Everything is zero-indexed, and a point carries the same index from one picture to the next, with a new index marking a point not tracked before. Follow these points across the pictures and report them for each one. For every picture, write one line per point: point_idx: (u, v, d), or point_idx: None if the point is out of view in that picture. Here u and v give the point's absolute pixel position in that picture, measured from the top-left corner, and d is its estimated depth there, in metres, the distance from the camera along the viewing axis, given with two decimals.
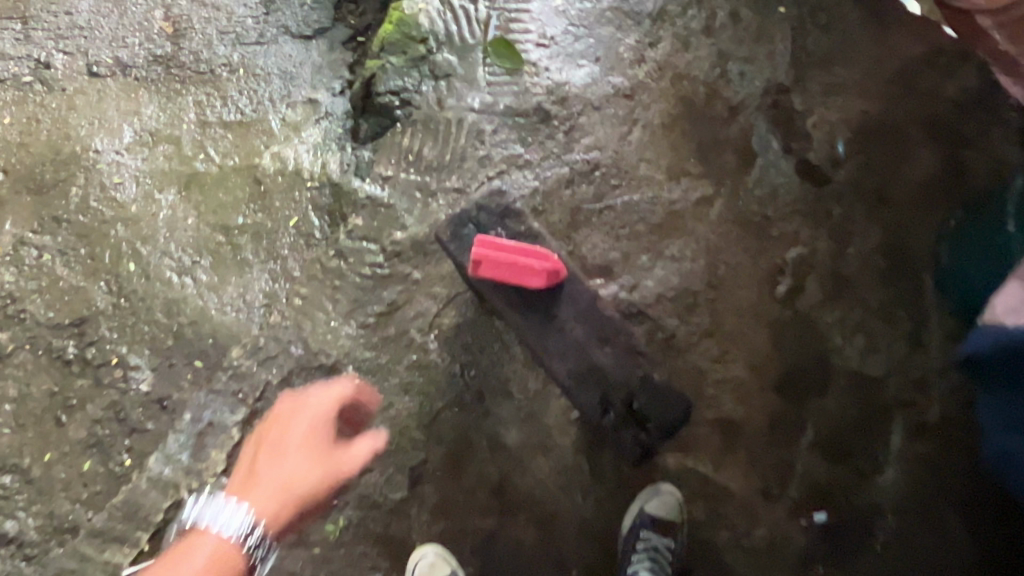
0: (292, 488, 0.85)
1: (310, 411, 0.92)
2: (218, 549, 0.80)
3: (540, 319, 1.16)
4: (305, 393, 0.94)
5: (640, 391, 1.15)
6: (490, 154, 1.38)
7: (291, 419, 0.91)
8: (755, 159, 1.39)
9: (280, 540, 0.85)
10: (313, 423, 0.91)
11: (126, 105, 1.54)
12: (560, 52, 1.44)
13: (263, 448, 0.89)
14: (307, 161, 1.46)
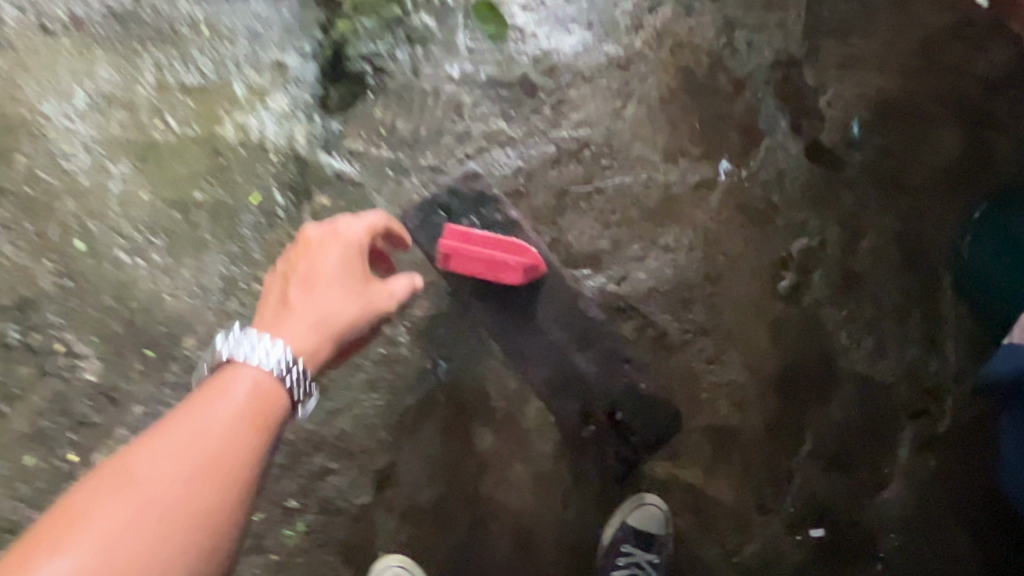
0: (331, 313, 0.86)
1: (333, 246, 0.94)
2: (257, 389, 0.63)
3: (519, 326, 1.17)
4: (325, 230, 0.96)
5: (624, 401, 1.18)
6: (468, 129, 1.27)
7: (317, 255, 0.92)
8: (760, 139, 1.26)
9: (320, 366, 0.81)
10: (335, 260, 0.93)
11: (78, 64, 1.28)
12: (548, 16, 1.30)
13: (296, 279, 0.89)
14: (273, 133, 1.34)
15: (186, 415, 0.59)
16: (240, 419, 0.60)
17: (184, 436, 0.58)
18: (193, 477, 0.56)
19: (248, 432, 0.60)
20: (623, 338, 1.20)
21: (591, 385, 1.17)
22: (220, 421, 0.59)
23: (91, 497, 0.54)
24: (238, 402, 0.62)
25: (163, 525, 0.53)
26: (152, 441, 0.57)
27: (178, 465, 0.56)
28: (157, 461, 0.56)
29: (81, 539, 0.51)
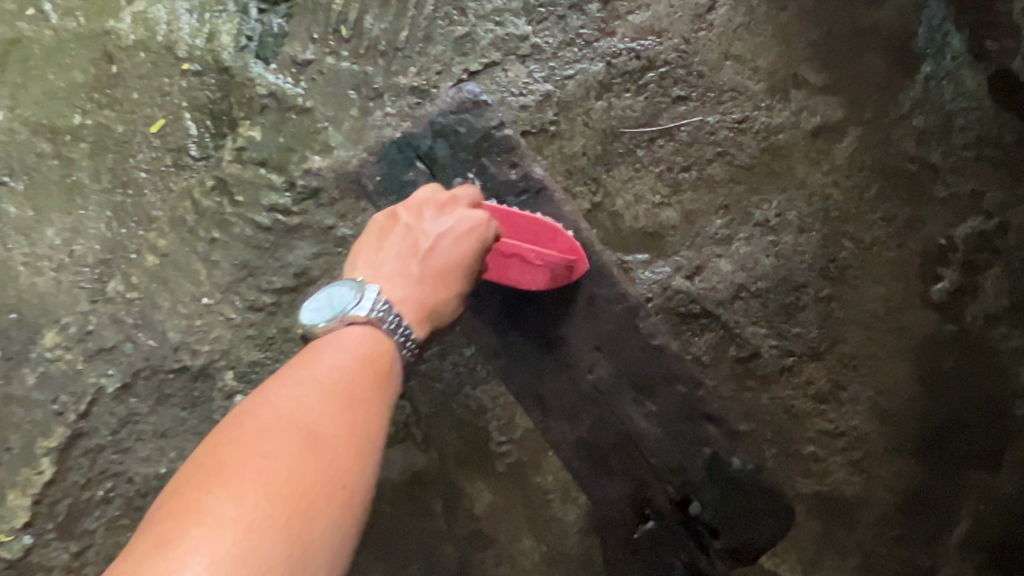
0: (444, 314, 0.63)
1: (483, 231, 0.66)
2: (384, 353, 0.55)
3: (543, 359, 0.76)
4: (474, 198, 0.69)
5: (703, 486, 0.75)
6: (475, 32, 0.85)
7: (461, 230, 0.65)
8: (918, 66, 0.83)
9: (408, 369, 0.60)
10: (477, 253, 0.66)
11: None
12: None
13: (423, 249, 0.63)
14: (187, 30, 0.89)
15: (315, 367, 0.50)
16: (369, 376, 0.52)
17: (321, 395, 0.49)
18: (344, 436, 0.47)
19: (377, 399, 0.51)
20: (692, 360, 0.80)
21: (647, 455, 0.75)
22: (356, 382, 0.51)
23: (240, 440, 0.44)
24: (362, 360, 0.53)
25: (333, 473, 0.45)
26: (287, 384, 0.49)
27: (327, 420, 0.47)
28: (306, 414, 0.47)
29: (244, 473, 0.42)
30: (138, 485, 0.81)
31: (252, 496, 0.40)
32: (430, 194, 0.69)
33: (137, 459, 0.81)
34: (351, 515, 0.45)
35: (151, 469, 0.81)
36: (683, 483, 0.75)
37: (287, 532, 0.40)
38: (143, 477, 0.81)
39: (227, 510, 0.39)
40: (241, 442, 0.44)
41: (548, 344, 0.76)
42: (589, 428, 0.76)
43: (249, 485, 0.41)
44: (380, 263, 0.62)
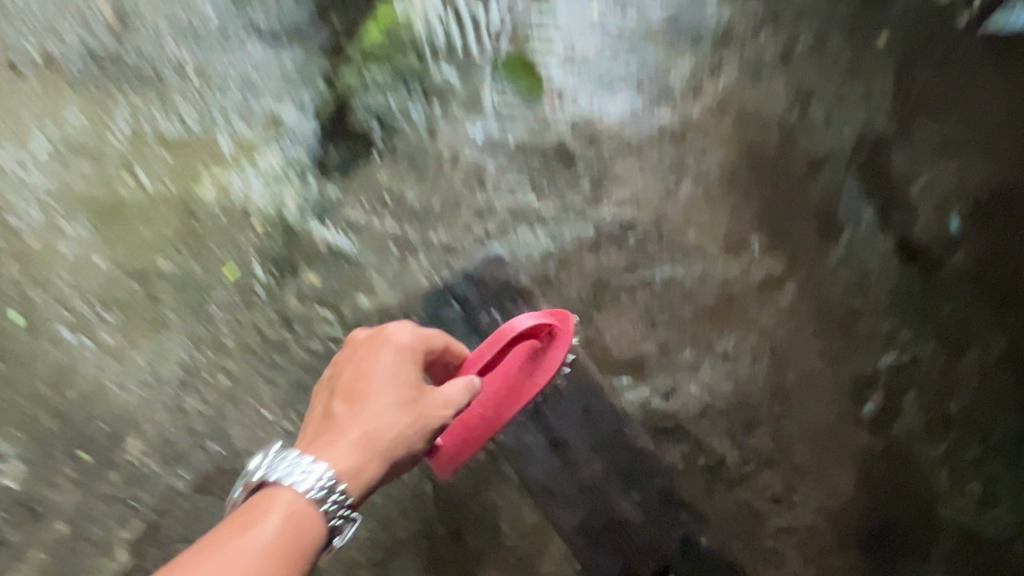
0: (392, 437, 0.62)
1: (407, 340, 0.68)
2: (303, 508, 0.54)
3: (545, 451, 0.93)
4: (391, 327, 0.69)
5: (677, 560, 0.92)
6: (492, 201, 1.07)
7: (383, 356, 0.66)
8: (841, 231, 1.05)
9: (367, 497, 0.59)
10: (399, 359, 0.67)
11: (41, 105, 1.11)
12: (590, 75, 1.13)
13: (344, 391, 0.64)
14: (258, 197, 1.11)
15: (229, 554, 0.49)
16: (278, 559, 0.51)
17: None
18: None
19: None
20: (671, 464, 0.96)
21: (633, 534, 0.91)
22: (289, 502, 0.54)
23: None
24: (291, 535, 0.52)
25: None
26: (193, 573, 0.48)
27: None
28: None
29: None
30: None
31: None
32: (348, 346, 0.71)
33: None
34: None
35: None
36: (662, 558, 0.91)
37: None
38: None
39: None
40: None
41: (554, 445, 0.93)
42: (584, 515, 0.92)
43: None
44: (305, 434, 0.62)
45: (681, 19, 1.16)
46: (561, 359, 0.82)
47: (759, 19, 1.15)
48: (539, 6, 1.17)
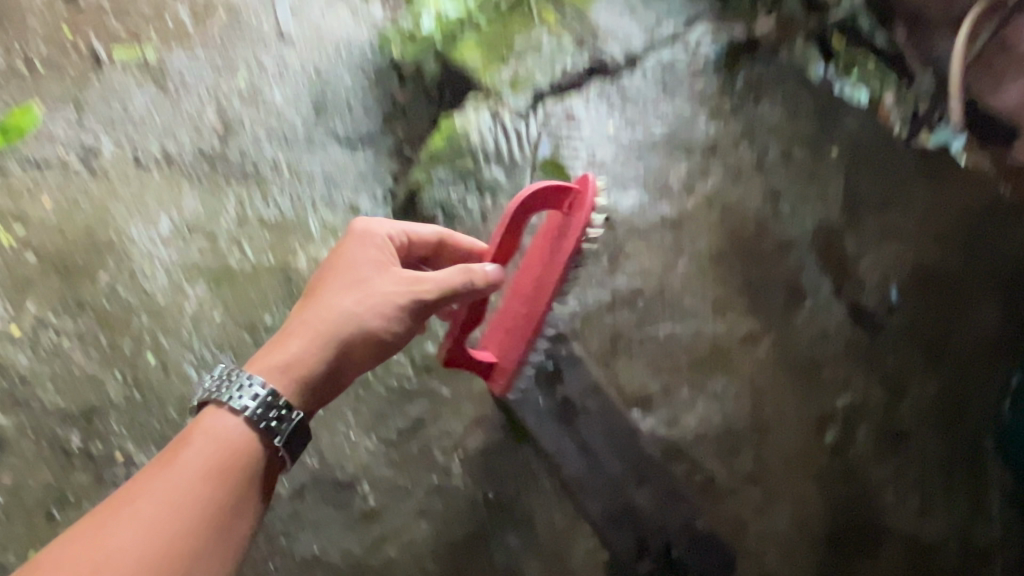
0: (343, 313, 0.95)
1: (372, 232, 1.04)
2: (239, 419, 0.89)
3: (577, 452, 1.22)
4: (363, 223, 1.05)
5: (681, 540, 1.21)
6: None
7: (350, 249, 1.02)
8: (804, 300, 1.34)
9: (326, 362, 0.94)
10: (360, 250, 1.01)
11: (167, 195, 1.56)
12: (609, 176, 1.42)
13: (320, 286, 0.99)
14: None
15: (184, 455, 0.86)
16: (215, 455, 0.86)
17: (177, 481, 0.84)
18: (207, 516, 0.84)
19: (218, 462, 0.86)
20: (684, 473, 1.23)
21: (645, 519, 1.21)
22: (269, 367, 0.92)
23: (110, 557, 0.77)
24: (217, 441, 0.87)
25: (201, 559, 0.82)
26: (160, 469, 0.85)
27: (181, 487, 0.83)
28: (168, 486, 0.83)
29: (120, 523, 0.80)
30: (298, 560, 1.18)
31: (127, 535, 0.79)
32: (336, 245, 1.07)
33: (299, 542, 1.19)
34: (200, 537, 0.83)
35: (308, 550, 1.19)
36: (669, 537, 1.21)
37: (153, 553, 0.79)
38: (303, 554, 1.19)
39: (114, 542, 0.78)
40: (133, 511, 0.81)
41: (585, 451, 1.22)
42: (610, 503, 1.21)
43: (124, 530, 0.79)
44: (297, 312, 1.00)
45: (679, 132, 1.46)
46: (582, 220, 1.09)
47: (738, 135, 1.46)
48: (568, 120, 1.47)
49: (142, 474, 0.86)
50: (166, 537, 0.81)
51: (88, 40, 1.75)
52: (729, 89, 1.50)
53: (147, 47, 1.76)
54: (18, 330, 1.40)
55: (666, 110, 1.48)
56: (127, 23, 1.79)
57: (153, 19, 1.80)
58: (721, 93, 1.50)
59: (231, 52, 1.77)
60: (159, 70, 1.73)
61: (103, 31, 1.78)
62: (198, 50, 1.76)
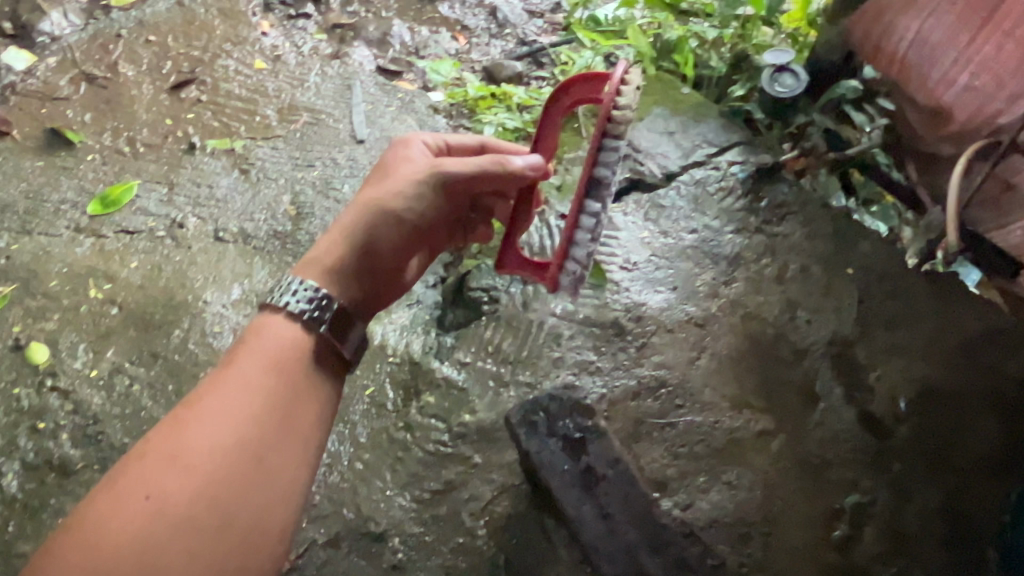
0: (370, 198, 1.13)
1: (410, 138, 1.26)
2: (284, 315, 1.05)
3: None
4: (403, 136, 1.27)
5: None
6: (564, 355, 1.46)
7: (386, 156, 1.23)
8: (817, 402, 1.43)
9: (357, 234, 1.10)
10: (393, 154, 1.23)
11: (240, 268, 1.74)
12: (641, 276, 1.56)
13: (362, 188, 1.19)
14: (393, 339, 1.54)
15: (249, 355, 1.01)
16: (274, 355, 1.02)
17: (247, 373, 0.99)
18: (270, 401, 0.98)
19: (279, 360, 1.02)
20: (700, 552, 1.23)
21: None
22: (304, 263, 1.10)
23: (190, 441, 0.92)
24: (277, 339, 1.03)
25: (269, 438, 0.96)
26: (231, 366, 1.00)
27: (251, 381, 0.98)
28: (240, 381, 0.98)
29: (203, 414, 0.94)
30: None
31: (210, 425, 0.93)
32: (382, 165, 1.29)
33: None
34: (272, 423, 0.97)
35: None
36: None
37: (236, 440, 0.94)
38: None
39: (199, 432, 0.93)
40: (213, 406, 0.95)
41: None
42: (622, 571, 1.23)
43: (206, 421, 0.94)
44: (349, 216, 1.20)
45: (708, 241, 1.61)
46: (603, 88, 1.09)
47: (761, 249, 1.60)
48: (606, 226, 1.62)
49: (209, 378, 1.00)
50: (237, 421, 0.95)
51: (188, 131, 2.04)
52: (754, 208, 1.67)
53: (238, 142, 2.03)
54: (95, 372, 1.56)
55: (697, 222, 1.64)
56: (224, 120, 2.08)
57: (246, 121, 2.09)
58: (747, 211, 1.66)
59: (309, 149, 2.02)
60: (248, 161, 1.98)
61: (204, 128, 2.06)
62: (282, 148, 2.02)
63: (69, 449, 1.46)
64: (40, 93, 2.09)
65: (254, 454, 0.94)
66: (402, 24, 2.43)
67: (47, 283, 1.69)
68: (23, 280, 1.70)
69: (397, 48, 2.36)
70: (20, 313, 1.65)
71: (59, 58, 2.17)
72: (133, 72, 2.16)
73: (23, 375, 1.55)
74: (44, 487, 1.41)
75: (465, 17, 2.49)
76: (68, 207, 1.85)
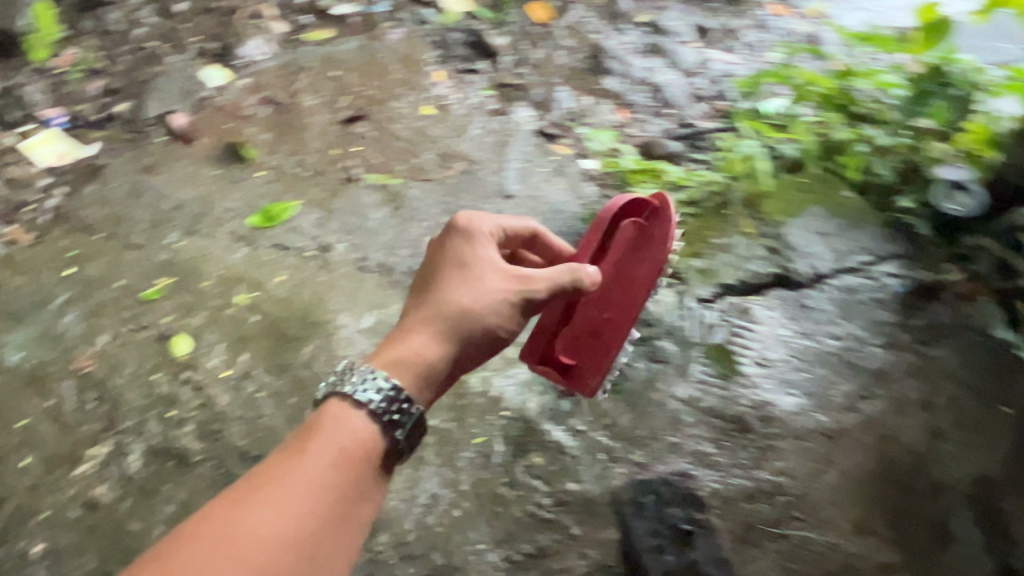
0: (464, 306, 1.12)
1: (474, 225, 1.21)
2: (362, 412, 1.03)
3: None
4: (465, 220, 1.22)
5: None
6: (682, 442, 1.41)
7: (455, 247, 1.19)
8: (949, 543, 1.31)
9: (448, 346, 1.10)
10: (464, 245, 1.19)
11: (377, 299, 1.79)
12: (774, 375, 1.48)
13: (433, 281, 1.16)
14: (511, 393, 1.54)
15: (325, 443, 1.00)
16: (349, 449, 1.01)
17: (319, 465, 0.98)
18: (333, 502, 0.97)
19: (352, 456, 1.01)
20: None
21: None
22: (388, 363, 1.08)
23: (253, 531, 0.90)
24: (351, 432, 1.02)
25: (325, 538, 0.95)
26: (304, 453, 0.99)
27: (321, 473, 0.98)
28: (310, 472, 0.97)
29: (271, 499, 0.93)
30: None
31: (274, 514, 0.92)
32: (433, 242, 1.24)
33: None
34: (331, 523, 0.96)
35: None
36: None
37: (298, 534, 0.92)
38: None
39: (263, 518, 0.91)
40: (282, 492, 0.94)
41: None
42: None
43: (272, 509, 0.92)
44: (412, 305, 1.17)
45: (851, 350, 1.53)
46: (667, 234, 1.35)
47: (908, 369, 1.51)
48: (746, 316, 1.56)
49: (273, 462, 0.98)
50: (297, 515, 0.93)
51: (352, 163, 2.15)
52: (907, 325, 1.58)
53: (394, 179, 2.12)
54: (228, 372, 1.63)
55: (843, 329, 1.56)
56: (386, 158, 2.18)
57: (406, 161, 2.18)
58: (898, 326, 1.57)
59: (459, 197, 2.09)
60: (400, 199, 2.06)
61: (366, 162, 2.16)
62: (435, 191, 2.10)
63: (192, 441, 1.52)
64: (228, 108, 2.25)
65: (309, 552, 0.93)
66: (567, 91, 2.49)
67: (202, 283, 1.80)
68: (182, 276, 1.82)
69: (559, 112, 2.41)
70: (172, 305, 1.76)
71: (251, 80, 2.34)
72: (313, 101, 2.31)
73: (164, 363, 1.65)
74: (162, 472, 1.48)
75: (629, 92, 2.52)
76: (233, 215, 1.97)
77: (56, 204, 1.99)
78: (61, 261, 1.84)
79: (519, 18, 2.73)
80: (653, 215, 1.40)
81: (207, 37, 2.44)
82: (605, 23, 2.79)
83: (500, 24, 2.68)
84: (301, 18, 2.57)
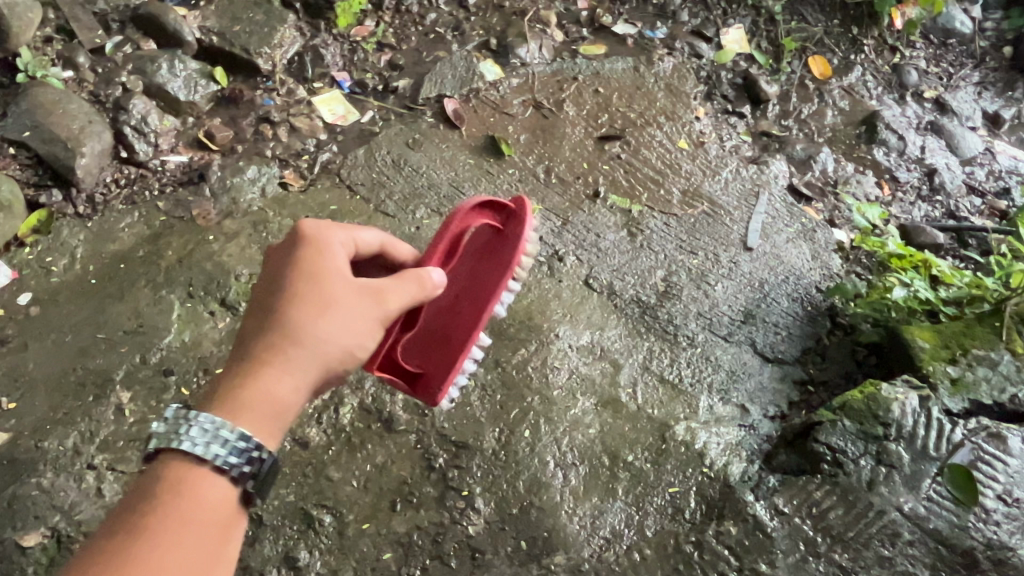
0: (316, 333, 0.96)
1: (319, 235, 1.02)
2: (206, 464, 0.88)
3: None
4: (307, 230, 1.02)
5: None
6: (893, 557, 1.32)
7: (297, 260, 1.00)
8: None
9: (299, 379, 0.95)
10: (312, 262, 0.99)
11: (596, 319, 1.79)
12: (1018, 517, 1.32)
13: (276, 298, 0.98)
14: (715, 451, 1.53)
15: (183, 501, 0.85)
16: (213, 500, 0.87)
17: (176, 523, 0.83)
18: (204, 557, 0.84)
19: (213, 506, 0.87)
20: None
21: None
22: (230, 407, 0.91)
23: None
24: (201, 487, 0.87)
25: None
26: (163, 513, 0.83)
27: (186, 529, 0.83)
28: (180, 532, 0.83)
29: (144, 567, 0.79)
30: None
31: None
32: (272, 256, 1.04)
33: None
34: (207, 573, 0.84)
35: None
36: None
37: None
38: None
39: None
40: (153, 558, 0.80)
41: None
42: None
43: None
44: (249, 329, 0.98)
45: None
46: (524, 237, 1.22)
47: None
48: (998, 443, 1.40)
49: (114, 550, 0.79)
50: None
51: (598, 180, 2.17)
52: None
53: (636, 205, 2.11)
54: None
55: None
56: (632, 182, 2.18)
57: (650, 190, 2.16)
58: None
59: (697, 238, 2.04)
60: (638, 226, 2.05)
61: (612, 182, 2.17)
62: (674, 226, 2.07)
63: (397, 409, 1.56)
64: (495, 103, 2.34)
65: None
66: (830, 153, 2.37)
67: None
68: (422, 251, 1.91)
69: (816, 174, 2.31)
70: None
71: (520, 80, 2.42)
72: (574, 112, 2.35)
73: None
74: (366, 431, 1.53)
75: (897, 168, 2.37)
76: None
77: (327, 159, 2.14)
78: (322, 213, 1.99)
79: (794, 68, 2.63)
80: (509, 218, 1.26)
81: (489, 34, 2.55)
82: (883, 91, 2.64)
83: (774, 74, 2.61)
84: (578, 31, 2.63)
